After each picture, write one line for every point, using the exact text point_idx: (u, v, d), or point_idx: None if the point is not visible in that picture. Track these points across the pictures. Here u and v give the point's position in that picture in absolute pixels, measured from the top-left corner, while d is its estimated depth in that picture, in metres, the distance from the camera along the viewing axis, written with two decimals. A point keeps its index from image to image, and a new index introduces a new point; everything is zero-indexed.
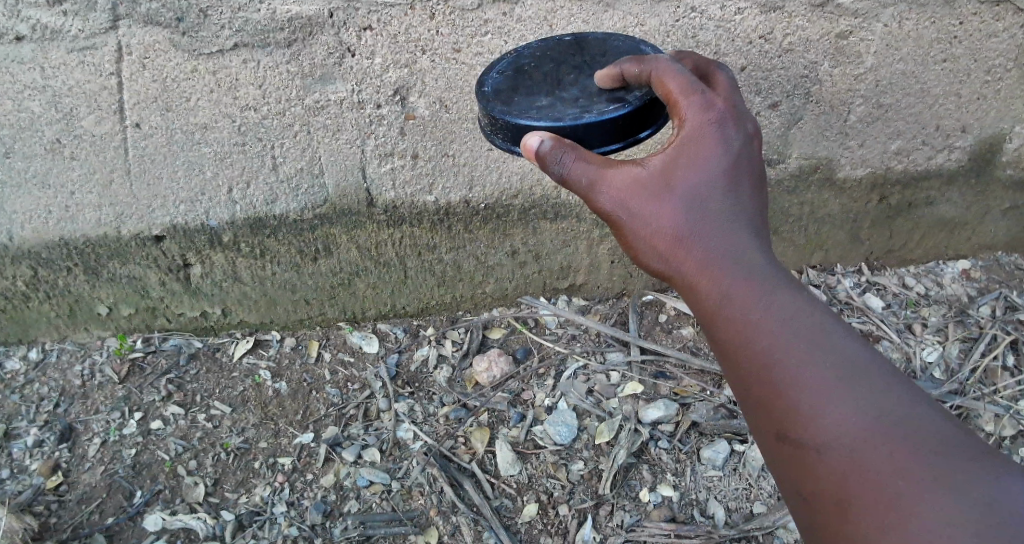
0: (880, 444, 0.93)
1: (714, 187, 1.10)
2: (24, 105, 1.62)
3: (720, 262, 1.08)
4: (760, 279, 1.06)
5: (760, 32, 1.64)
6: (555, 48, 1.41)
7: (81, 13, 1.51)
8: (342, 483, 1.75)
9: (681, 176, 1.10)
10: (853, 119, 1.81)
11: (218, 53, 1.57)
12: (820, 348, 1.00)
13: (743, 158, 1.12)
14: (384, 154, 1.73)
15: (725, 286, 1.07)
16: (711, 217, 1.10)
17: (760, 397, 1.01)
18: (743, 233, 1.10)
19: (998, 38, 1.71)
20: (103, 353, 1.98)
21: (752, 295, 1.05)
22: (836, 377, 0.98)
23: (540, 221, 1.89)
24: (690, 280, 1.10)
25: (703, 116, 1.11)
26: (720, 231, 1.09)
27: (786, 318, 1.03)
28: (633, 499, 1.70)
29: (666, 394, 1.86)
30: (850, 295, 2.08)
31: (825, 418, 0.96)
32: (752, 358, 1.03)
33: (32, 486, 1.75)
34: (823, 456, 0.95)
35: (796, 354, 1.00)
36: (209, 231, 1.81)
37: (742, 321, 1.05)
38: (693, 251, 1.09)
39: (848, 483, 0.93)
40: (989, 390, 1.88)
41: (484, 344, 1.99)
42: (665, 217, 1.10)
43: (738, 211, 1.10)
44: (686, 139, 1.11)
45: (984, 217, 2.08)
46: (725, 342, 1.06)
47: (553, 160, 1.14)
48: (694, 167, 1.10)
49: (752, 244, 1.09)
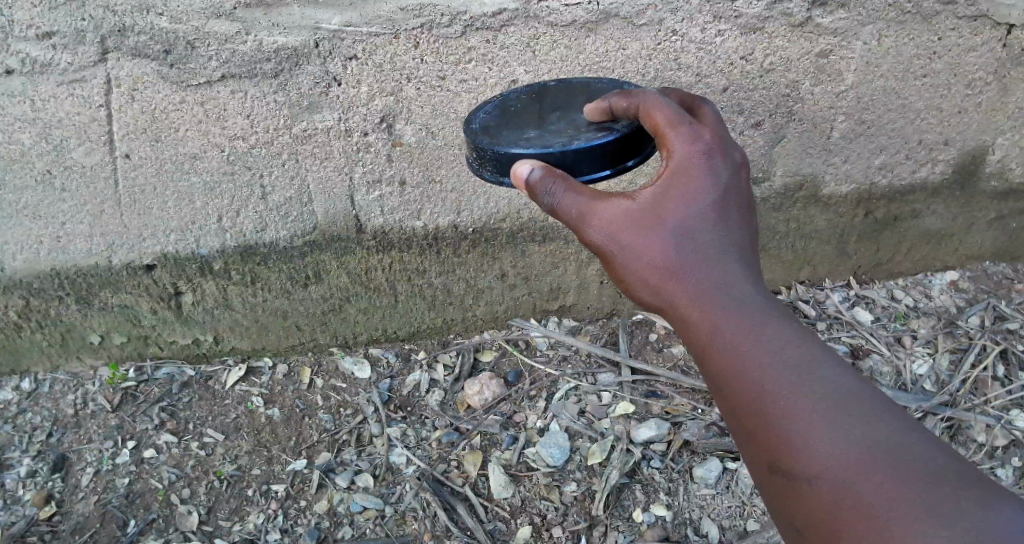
0: (871, 465, 0.95)
1: (703, 218, 1.11)
2: (14, 138, 1.63)
3: (710, 293, 1.09)
4: (749, 308, 1.08)
5: (741, 54, 1.66)
6: (540, 90, 1.44)
7: (70, 47, 1.52)
8: (336, 509, 1.75)
9: (671, 207, 1.12)
10: (836, 135, 1.83)
11: (205, 85, 1.58)
12: (809, 376, 1.02)
13: (731, 191, 1.14)
14: (372, 182, 1.74)
15: (716, 315, 1.08)
16: (700, 247, 1.11)
17: (752, 424, 1.02)
18: (732, 263, 1.11)
19: (978, 53, 1.74)
20: (96, 383, 1.97)
21: (742, 325, 1.07)
22: (825, 402, 1.00)
23: (529, 244, 1.90)
24: (679, 309, 1.11)
25: (691, 149, 1.13)
26: (709, 262, 1.11)
27: (775, 346, 1.05)
28: (626, 520, 1.71)
29: (657, 413, 1.87)
30: (838, 310, 2.10)
31: (815, 442, 0.98)
32: (743, 385, 1.04)
33: (25, 517, 1.75)
34: (815, 478, 0.97)
35: (786, 381, 1.02)
36: (200, 259, 1.82)
37: (732, 349, 1.06)
38: (682, 281, 1.11)
39: (841, 505, 0.94)
40: (979, 401, 1.89)
41: (475, 367, 2.00)
42: (654, 247, 1.11)
43: (726, 241, 1.12)
44: (676, 172, 1.12)
45: (970, 228, 2.10)
46: (716, 372, 1.07)
47: (545, 192, 1.15)
48: (683, 197, 1.11)
49: (742, 274, 1.10)
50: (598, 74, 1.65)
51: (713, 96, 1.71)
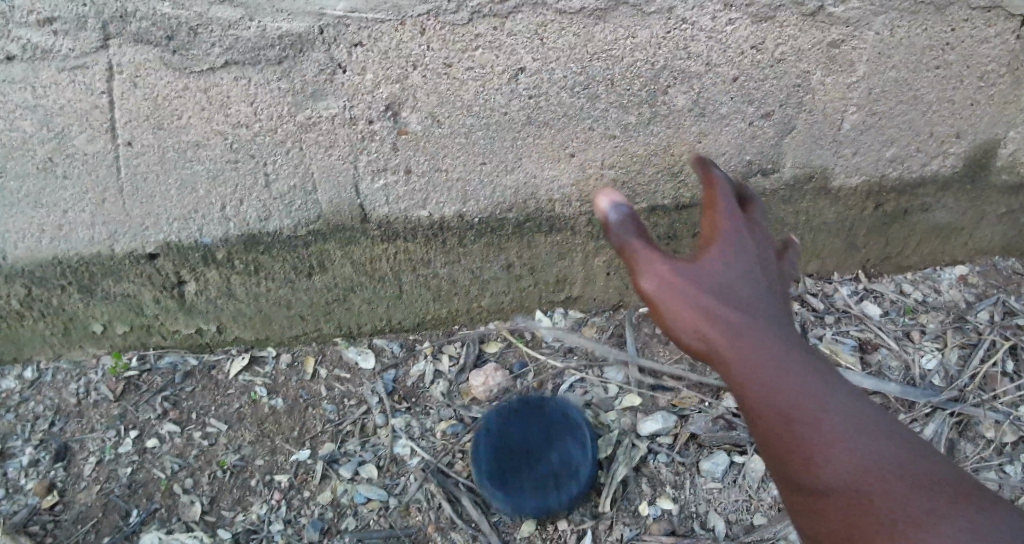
0: (894, 477, 0.90)
1: (745, 270, 1.07)
2: (16, 125, 1.61)
3: (746, 321, 1.02)
4: (780, 341, 1.01)
5: (751, 43, 1.64)
6: None
7: (71, 33, 1.51)
8: (339, 500, 1.75)
9: (711, 253, 1.08)
10: (846, 127, 1.80)
11: (208, 71, 1.57)
12: (836, 396, 0.97)
13: (767, 254, 1.12)
14: (377, 170, 1.72)
15: (750, 340, 1.00)
16: (737, 286, 1.05)
17: (775, 439, 0.96)
18: (769, 307, 1.06)
19: (991, 44, 1.71)
20: (99, 372, 1.96)
21: (776, 354, 1.00)
22: (848, 418, 0.95)
23: (535, 234, 1.88)
24: (711, 339, 1.01)
25: (729, 207, 1.13)
26: (745, 300, 1.04)
27: (806, 371, 0.99)
28: (632, 514, 1.70)
29: (663, 406, 1.85)
30: (847, 304, 2.07)
31: (838, 453, 0.93)
32: (771, 406, 0.97)
33: (27, 506, 1.74)
34: (839, 491, 0.91)
35: (816, 403, 0.96)
36: (203, 247, 1.81)
37: (761, 373, 0.98)
38: (716, 309, 1.02)
39: (866, 516, 0.89)
40: (989, 397, 1.87)
41: (480, 358, 1.99)
42: (692, 281, 1.05)
43: (764, 289, 1.07)
44: (718, 230, 1.11)
45: (980, 222, 2.08)
46: (744, 398, 1.00)
47: (615, 230, 1.17)
48: (725, 248, 1.08)
49: (775, 316, 1.05)
50: (607, 62, 1.63)
51: (722, 85, 1.69)
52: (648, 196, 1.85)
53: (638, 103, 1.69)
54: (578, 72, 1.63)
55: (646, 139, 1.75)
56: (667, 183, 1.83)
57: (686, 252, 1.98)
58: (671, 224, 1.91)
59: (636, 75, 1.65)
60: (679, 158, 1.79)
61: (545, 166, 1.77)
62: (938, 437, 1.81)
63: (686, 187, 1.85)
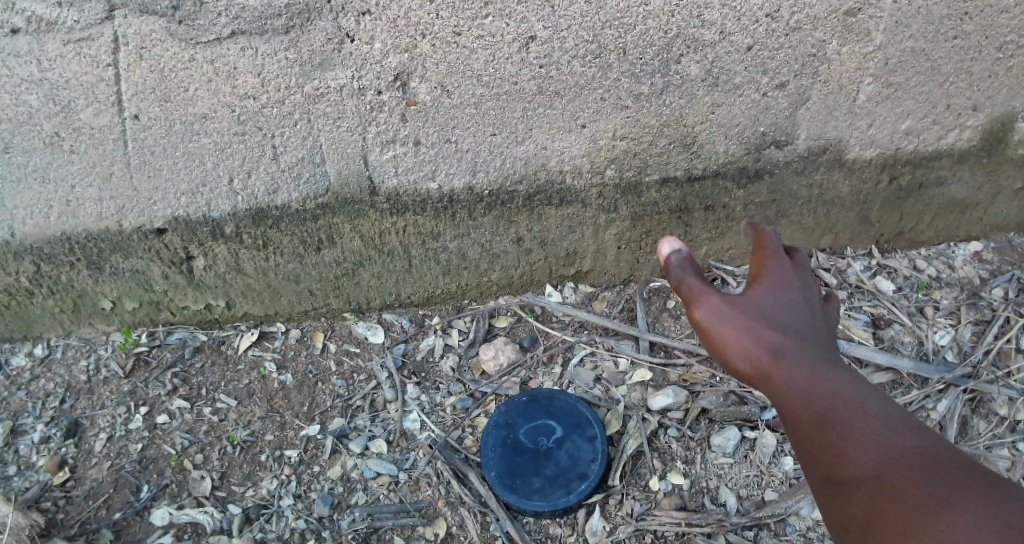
0: (911, 475, 1.00)
1: (793, 304, 1.15)
2: (22, 99, 1.60)
3: (792, 343, 1.11)
4: (820, 367, 1.10)
5: (766, 10, 1.61)
6: None
7: (75, 4, 1.50)
8: (349, 474, 1.75)
9: (757, 288, 1.17)
10: (862, 98, 1.77)
11: (215, 42, 1.55)
12: (868, 403, 1.07)
13: (816, 294, 1.18)
14: (386, 142, 1.70)
15: (793, 359, 1.10)
16: (785, 321, 1.13)
17: (814, 449, 1.07)
18: (815, 334, 1.13)
19: (1011, 14, 1.68)
20: (108, 348, 1.96)
21: (819, 375, 1.09)
22: (875, 419, 1.05)
23: (546, 207, 1.86)
24: (762, 369, 1.11)
25: (778, 254, 1.20)
26: (791, 326, 1.13)
27: (847, 386, 1.08)
28: (643, 488, 1.69)
29: (675, 381, 1.83)
30: (860, 279, 2.04)
31: (862, 452, 1.04)
32: (806, 411, 1.08)
33: (39, 482, 1.75)
34: (860, 488, 1.03)
35: (847, 414, 1.06)
36: (211, 222, 1.79)
37: (803, 391, 1.08)
38: (763, 334, 1.12)
39: (882, 510, 1.00)
40: (1002, 374, 1.84)
41: (490, 332, 1.98)
42: (743, 316, 1.14)
43: (811, 321, 1.15)
44: (769, 269, 1.19)
45: (996, 198, 2.03)
46: (784, 410, 1.10)
47: (673, 269, 1.25)
48: (774, 288, 1.16)
49: (821, 349, 1.12)
50: (619, 31, 1.60)
51: (736, 54, 1.66)
52: (660, 168, 1.82)
53: (651, 72, 1.67)
54: (590, 40, 1.61)
55: (658, 109, 1.73)
56: (679, 155, 1.81)
57: (697, 226, 1.96)
58: (682, 196, 1.89)
59: (649, 43, 1.63)
60: (692, 129, 1.77)
61: (556, 137, 1.74)
62: (950, 414, 1.78)
63: (698, 159, 1.82)
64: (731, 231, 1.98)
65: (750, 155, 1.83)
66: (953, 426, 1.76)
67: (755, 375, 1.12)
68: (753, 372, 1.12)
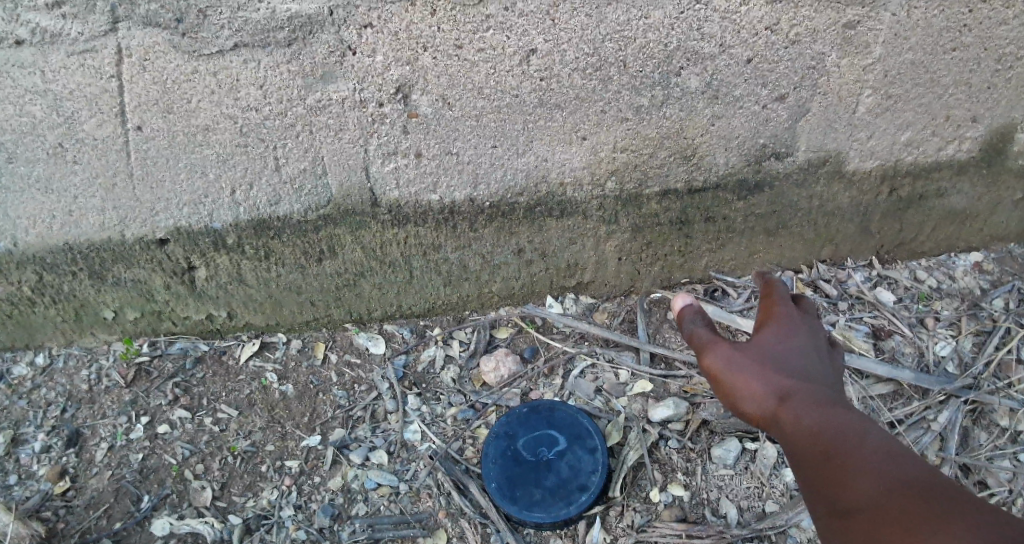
0: (911, 494, 1.00)
1: (802, 350, 1.17)
2: (25, 110, 1.61)
3: (801, 384, 1.13)
4: (826, 402, 1.11)
5: (766, 23, 1.62)
6: None
7: (80, 16, 1.52)
8: (350, 485, 1.75)
9: (765, 334, 1.19)
10: (862, 110, 1.78)
11: (217, 54, 1.56)
12: (869, 429, 1.08)
13: (822, 336, 1.20)
14: (387, 153, 1.71)
15: (802, 397, 1.11)
16: (793, 362, 1.16)
17: (820, 477, 1.08)
18: (822, 377, 1.15)
19: (1009, 26, 1.69)
20: (110, 357, 1.96)
21: (825, 409, 1.10)
22: (876, 442, 1.06)
23: (546, 218, 1.87)
24: (771, 408, 1.12)
25: (785, 301, 1.23)
26: (799, 370, 1.15)
27: (850, 416, 1.09)
28: (644, 500, 1.69)
29: (675, 392, 1.83)
30: (860, 290, 2.03)
31: (865, 476, 1.04)
32: (814, 443, 1.08)
33: (39, 492, 1.75)
34: (863, 499, 1.03)
35: (850, 440, 1.07)
36: (213, 233, 1.80)
37: (810, 424, 1.09)
38: (771, 376, 1.14)
39: (884, 518, 1.00)
40: (1003, 384, 1.84)
41: (491, 343, 1.98)
42: (753, 359, 1.16)
43: (819, 365, 1.17)
44: (777, 316, 1.21)
45: (995, 209, 2.04)
46: (795, 445, 1.10)
47: (685, 321, 1.28)
48: (780, 332, 1.19)
49: (827, 386, 1.14)
50: (620, 43, 1.61)
51: (736, 67, 1.67)
52: (660, 179, 1.83)
53: (650, 84, 1.68)
54: (590, 53, 1.62)
55: (658, 121, 1.73)
56: (679, 167, 1.81)
57: (698, 237, 1.96)
58: (682, 208, 1.89)
59: (650, 56, 1.64)
60: (692, 141, 1.77)
61: (556, 149, 1.75)
62: (951, 425, 1.78)
63: (698, 171, 1.83)
64: (731, 242, 1.99)
65: (750, 166, 1.83)
66: (954, 437, 1.76)
67: (765, 416, 1.13)
68: (762, 413, 1.13)
